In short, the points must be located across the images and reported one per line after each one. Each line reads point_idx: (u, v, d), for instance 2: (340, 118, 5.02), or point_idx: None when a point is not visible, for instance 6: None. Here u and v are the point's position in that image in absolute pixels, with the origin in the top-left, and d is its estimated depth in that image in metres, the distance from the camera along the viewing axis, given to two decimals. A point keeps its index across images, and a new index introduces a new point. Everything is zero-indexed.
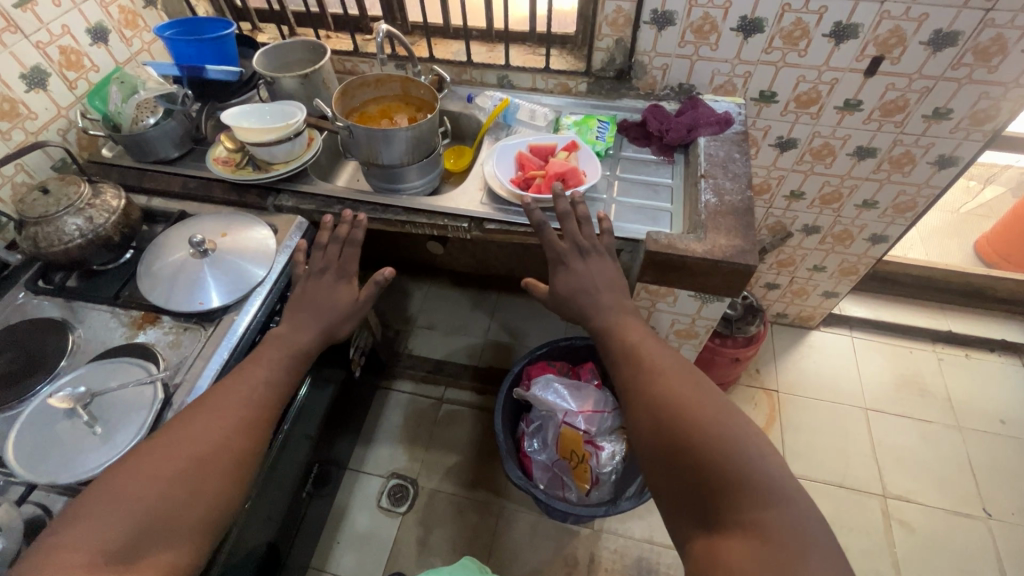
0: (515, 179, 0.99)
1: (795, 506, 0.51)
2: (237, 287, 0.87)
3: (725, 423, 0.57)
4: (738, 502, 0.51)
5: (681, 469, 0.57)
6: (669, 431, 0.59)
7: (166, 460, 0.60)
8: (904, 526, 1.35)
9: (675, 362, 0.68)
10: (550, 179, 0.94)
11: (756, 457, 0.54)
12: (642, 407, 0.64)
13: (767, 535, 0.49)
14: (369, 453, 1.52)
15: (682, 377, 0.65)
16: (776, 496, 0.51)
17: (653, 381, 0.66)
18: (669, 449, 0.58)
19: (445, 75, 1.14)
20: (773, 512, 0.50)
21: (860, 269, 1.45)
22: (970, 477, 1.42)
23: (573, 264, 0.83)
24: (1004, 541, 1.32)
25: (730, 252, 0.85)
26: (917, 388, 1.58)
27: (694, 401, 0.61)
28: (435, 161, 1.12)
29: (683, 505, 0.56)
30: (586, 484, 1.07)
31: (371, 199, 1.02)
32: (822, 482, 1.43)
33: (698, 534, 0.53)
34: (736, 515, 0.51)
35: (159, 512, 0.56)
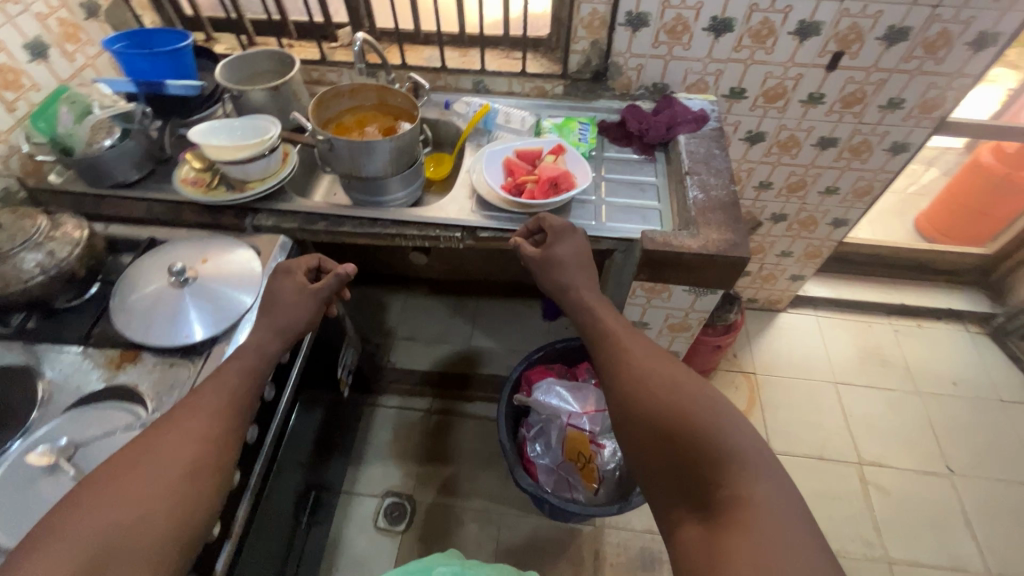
0: (504, 185, 0.98)
1: (773, 478, 0.53)
2: (225, 315, 0.82)
3: (703, 407, 0.60)
4: (721, 479, 0.54)
5: (668, 457, 0.59)
6: (653, 422, 0.62)
7: (152, 467, 0.59)
8: (881, 490, 1.44)
9: (654, 354, 0.71)
10: (543, 185, 0.94)
11: (736, 435, 0.56)
12: (627, 401, 0.66)
13: (751, 508, 0.51)
14: (361, 473, 1.47)
15: (662, 368, 0.68)
16: (756, 469, 0.54)
17: (636, 378, 0.67)
18: (658, 443, 0.60)
19: (422, 82, 1.12)
20: (754, 485, 0.52)
21: (823, 252, 1.53)
22: (931, 437, 1.53)
23: (561, 258, 0.85)
24: (966, 493, 1.43)
25: (724, 246, 0.88)
26: (879, 359, 1.69)
27: (678, 394, 0.63)
28: (417, 171, 1.09)
29: (673, 492, 0.58)
30: (594, 484, 1.07)
31: (357, 213, 0.98)
32: (803, 457, 1.50)
33: (689, 517, 0.55)
34: (720, 493, 0.53)
35: (123, 535, 0.54)
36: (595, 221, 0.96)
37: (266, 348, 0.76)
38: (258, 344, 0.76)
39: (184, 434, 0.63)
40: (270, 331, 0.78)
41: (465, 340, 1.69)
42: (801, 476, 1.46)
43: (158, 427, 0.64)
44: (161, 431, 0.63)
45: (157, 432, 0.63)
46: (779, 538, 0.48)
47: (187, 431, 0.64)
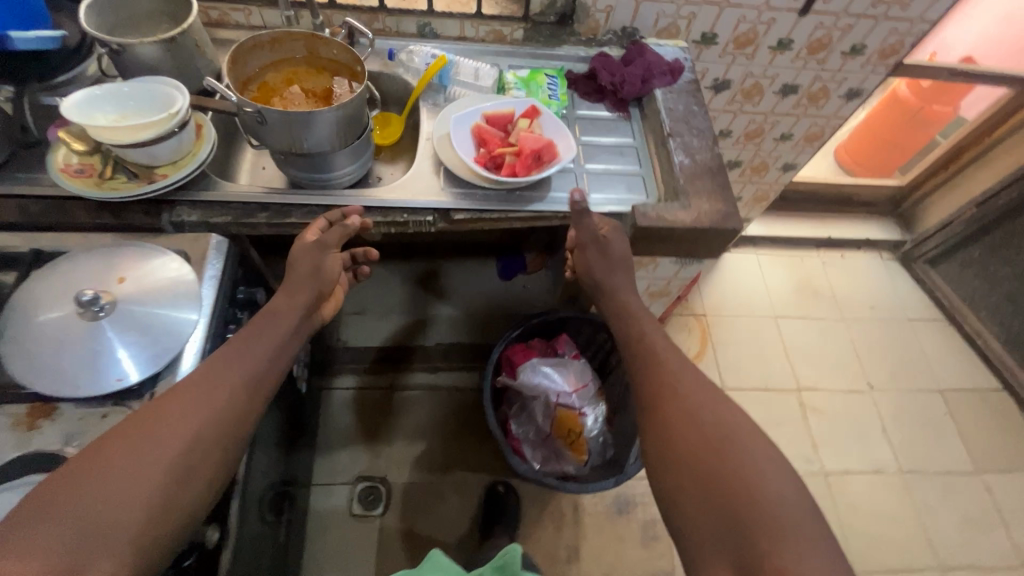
0: (477, 158, 0.86)
1: (814, 550, 0.52)
2: (164, 344, 0.67)
3: (750, 467, 0.58)
4: (763, 543, 0.53)
5: (708, 506, 0.58)
6: (697, 471, 0.61)
7: (159, 437, 0.55)
8: (817, 412, 1.60)
9: (700, 397, 0.68)
10: (527, 159, 0.83)
11: (780, 501, 0.55)
12: (668, 440, 0.66)
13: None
14: (326, 462, 1.39)
15: (704, 412, 0.65)
16: (794, 537, 0.53)
17: (681, 412, 0.67)
18: (702, 481, 0.60)
19: (361, 28, 0.92)
20: (795, 552, 0.52)
21: (770, 196, 1.56)
22: (855, 359, 1.70)
23: (609, 246, 0.84)
24: (883, 405, 1.63)
25: (717, 218, 0.84)
26: (810, 291, 1.82)
27: (727, 437, 0.62)
28: (366, 142, 0.94)
29: (705, 532, 0.57)
30: (584, 456, 1.06)
31: (303, 200, 0.82)
32: (750, 389, 1.62)
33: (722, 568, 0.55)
34: (759, 558, 0.52)
35: (110, 511, 0.49)
36: None
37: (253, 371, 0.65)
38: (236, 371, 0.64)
39: (189, 408, 0.58)
40: (227, 362, 0.64)
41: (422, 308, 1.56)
42: (749, 408, 1.58)
43: (164, 402, 0.59)
44: (166, 406, 0.58)
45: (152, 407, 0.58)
46: None
47: (193, 407, 0.59)
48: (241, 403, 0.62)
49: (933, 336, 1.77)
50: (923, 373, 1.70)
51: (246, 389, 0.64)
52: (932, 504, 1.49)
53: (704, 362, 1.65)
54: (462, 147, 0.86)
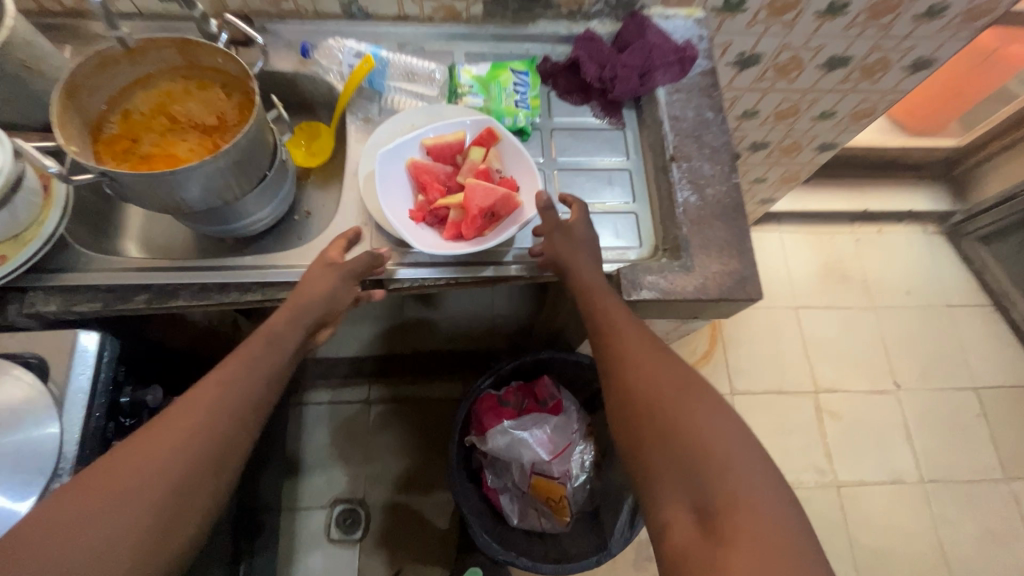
0: (415, 211, 0.67)
1: (771, 485, 0.47)
2: (12, 490, 0.53)
3: (705, 408, 0.51)
4: (718, 481, 0.47)
5: (667, 453, 0.50)
6: (654, 421, 0.52)
7: (152, 460, 0.47)
8: (834, 416, 1.45)
9: (653, 344, 0.58)
10: (477, 221, 0.63)
11: (738, 442, 0.49)
12: (620, 390, 0.56)
13: (745, 516, 0.44)
14: (301, 485, 1.31)
15: (656, 358, 0.57)
16: (753, 470, 0.47)
17: (630, 358, 0.57)
18: (658, 428, 0.51)
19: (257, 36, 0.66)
20: (751, 485, 0.46)
21: (801, 176, 1.30)
22: (883, 355, 1.52)
23: (573, 227, 0.65)
24: (909, 406, 1.48)
25: (729, 284, 0.65)
26: (839, 275, 1.60)
27: (678, 383, 0.54)
28: (280, 175, 0.73)
29: (665, 483, 0.49)
30: (566, 517, 0.94)
31: (193, 274, 0.64)
32: (762, 393, 1.46)
33: (682, 515, 0.48)
34: (717, 494, 0.46)
35: (93, 562, 0.42)
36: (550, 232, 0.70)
37: (249, 394, 0.54)
38: (224, 400, 0.52)
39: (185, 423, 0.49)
40: None
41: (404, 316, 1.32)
42: (759, 414, 1.44)
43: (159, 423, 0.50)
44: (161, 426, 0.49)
45: (145, 432, 0.49)
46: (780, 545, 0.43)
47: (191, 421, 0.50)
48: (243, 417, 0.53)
49: (974, 325, 1.57)
50: (959, 370, 1.52)
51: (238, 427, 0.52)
52: (953, 516, 1.37)
53: (713, 362, 1.49)
54: (391, 196, 0.66)
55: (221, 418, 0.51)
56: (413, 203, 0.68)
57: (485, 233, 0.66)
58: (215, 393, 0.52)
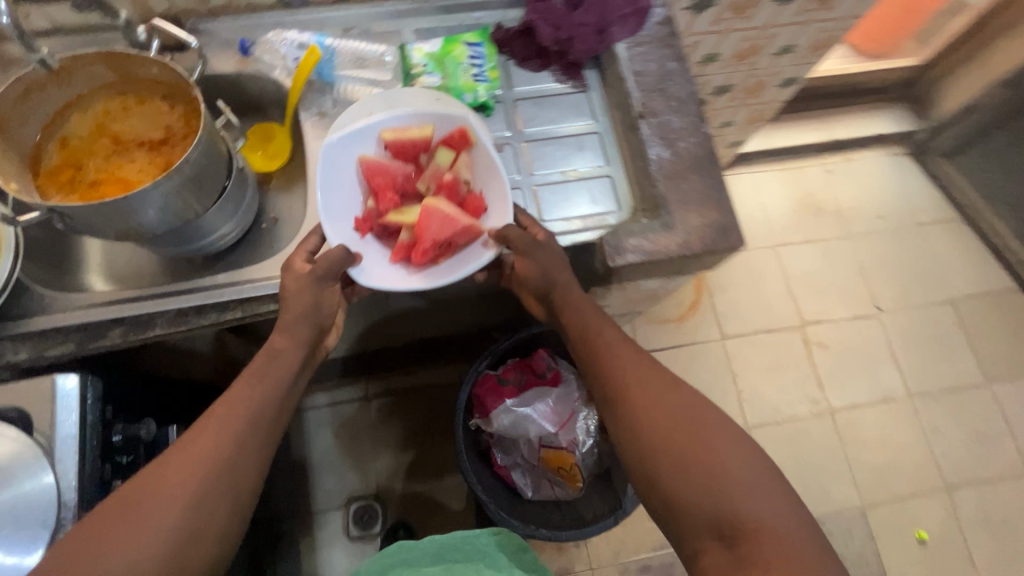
0: (364, 217, 0.66)
1: (782, 505, 0.52)
2: (20, 541, 0.53)
3: (713, 438, 0.55)
4: (738, 503, 0.51)
5: (692, 483, 0.53)
6: (674, 453, 0.55)
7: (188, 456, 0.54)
8: (822, 346, 1.49)
9: (655, 371, 0.61)
10: (428, 253, 0.62)
11: (746, 468, 0.53)
12: (635, 425, 0.58)
13: (766, 539, 0.49)
14: (314, 489, 1.31)
15: (659, 389, 0.60)
16: (763, 489, 0.52)
17: (636, 393, 0.60)
18: (679, 460, 0.54)
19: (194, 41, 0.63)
20: (763, 510, 0.51)
21: (767, 114, 1.30)
22: (863, 280, 1.56)
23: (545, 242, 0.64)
24: (891, 327, 1.52)
25: (711, 238, 0.64)
26: (813, 208, 1.62)
27: (686, 413, 0.57)
28: (240, 185, 0.70)
29: (691, 508, 0.53)
30: (579, 483, 0.95)
31: (169, 298, 0.62)
32: (752, 333, 1.49)
33: (710, 540, 0.51)
34: (737, 521, 0.51)
35: (137, 536, 0.50)
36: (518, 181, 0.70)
37: None
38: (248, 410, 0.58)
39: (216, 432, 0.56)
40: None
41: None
42: (750, 354, 1.47)
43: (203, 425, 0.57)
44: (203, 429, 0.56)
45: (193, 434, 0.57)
46: (803, 555, 0.48)
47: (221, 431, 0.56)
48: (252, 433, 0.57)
49: (946, 240, 1.61)
50: (935, 285, 1.57)
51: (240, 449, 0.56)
52: (941, 425, 1.44)
53: (701, 312, 1.50)
54: (337, 205, 0.64)
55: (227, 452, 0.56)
56: (362, 210, 0.67)
57: (438, 262, 0.65)
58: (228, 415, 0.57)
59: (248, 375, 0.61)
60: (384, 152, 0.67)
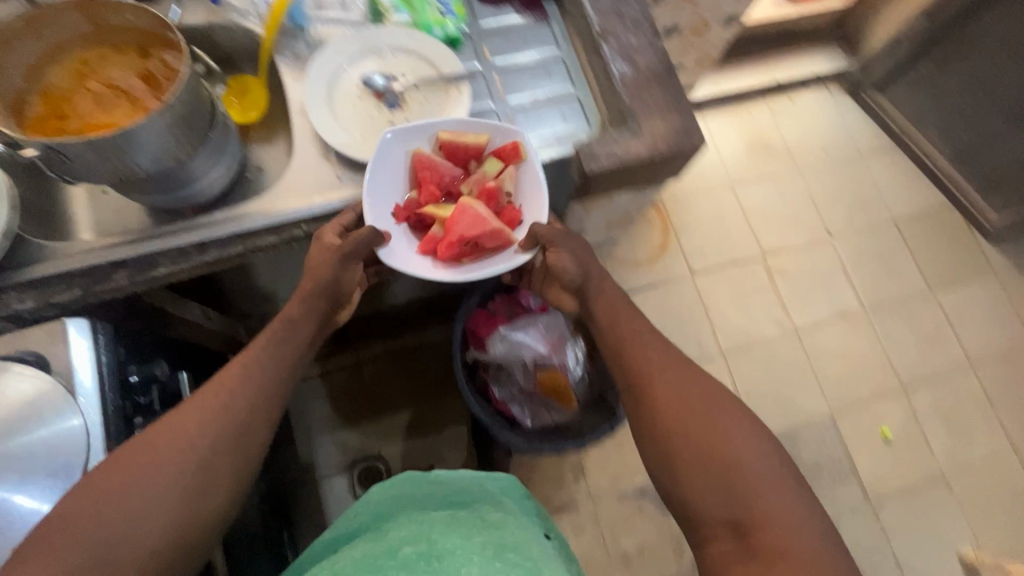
0: (404, 207, 0.70)
1: (793, 501, 0.56)
2: (54, 478, 0.56)
3: (729, 430, 0.61)
4: (751, 494, 0.56)
5: (708, 474, 0.59)
6: (692, 446, 0.60)
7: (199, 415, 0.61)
8: (782, 273, 1.60)
9: (678, 370, 0.68)
10: (453, 249, 0.67)
11: (761, 464, 0.58)
12: (658, 416, 0.65)
13: (774, 532, 0.54)
14: (314, 455, 1.34)
15: (681, 386, 0.66)
16: (773, 485, 0.57)
17: (661, 389, 0.66)
18: (696, 451, 0.60)
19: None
20: (774, 504, 0.56)
21: (713, 55, 1.37)
22: (814, 209, 1.67)
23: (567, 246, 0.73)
24: (843, 249, 1.64)
25: (675, 139, 0.71)
26: (764, 147, 1.72)
27: (705, 409, 0.63)
28: (224, 130, 0.71)
29: (706, 497, 0.58)
30: (573, 402, 1.01)
31: (169, 238, 0.64)
32: (718, 267, 1.58)
33: (721, 528, 0.57)
34: (747, 512, 0.55)
35: (150, 478, 0.56)
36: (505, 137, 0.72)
37: None
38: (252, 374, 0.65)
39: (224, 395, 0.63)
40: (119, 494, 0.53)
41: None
42: (718, 286, 1.57)
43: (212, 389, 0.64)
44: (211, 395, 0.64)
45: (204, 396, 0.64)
46: (805, 546, 0.53)
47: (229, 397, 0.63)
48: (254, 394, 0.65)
49: (884, 167, 1.74)
50: (878, 208, 1.69)
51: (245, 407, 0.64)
52: (894, 332, 1.57)
53: (669, 251, 1.58)
54: (381, 194, 0.68)
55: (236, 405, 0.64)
56: (404, 199, 0.71)
57: (461, 260, 0.69)
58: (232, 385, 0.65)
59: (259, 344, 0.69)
60: (437, 151, 0.71)
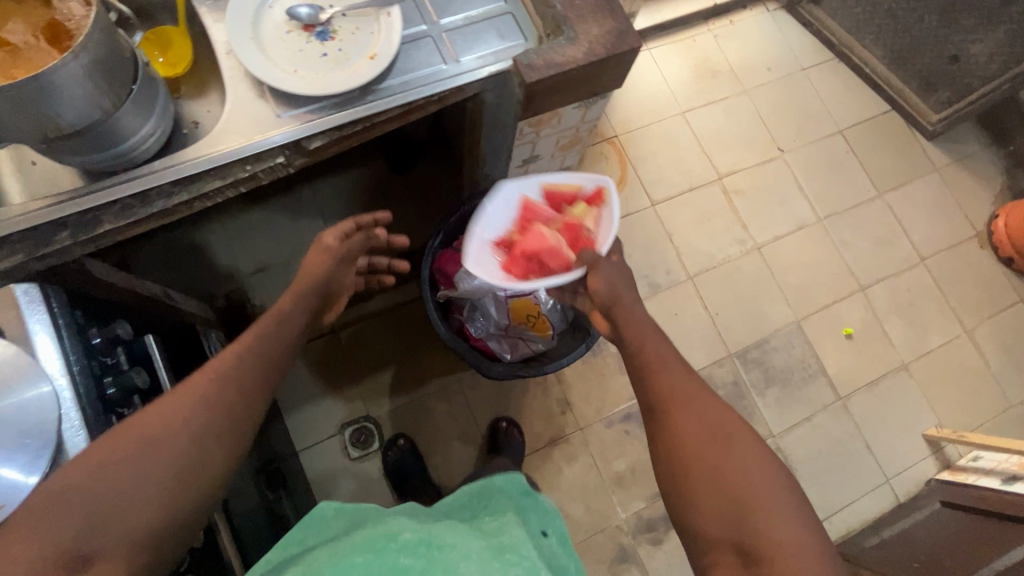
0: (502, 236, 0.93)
1: (806, 536, 0.55)
2: (28, 439, 0.54)
3: (743, 459, 0.60)
4: (760, 524, 0.56)
5: (717, 497, 0.59)
6: (706, 469, 0.60)
7: (197, 392, 0.60)
8: (739, 193, 1.64)
9: (695, 390, 0.67)
10: (519, 262, 0.86)
11: (774, 497, 0.58)
12: (672, 434, 0.65)
13: (782, 564, 0.53)
14: (302, 424, 1.34)
15: (698, 406, 0.66)
16: (790, 526, 0.56)
17: (678, 406, 0.66)
18: (709, 474, 0.60)
19: None
20: (786, 536, 0.55)
21: None
22: (763, 128, 1.71)
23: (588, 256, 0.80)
24: (795, 163, 1.69)
25: (611, 42, 0.71)
26: (709, 72, 1.73)
27: (722, 434, 0.62)
28: (150, 82, 0.68)
29: (713, 519, 0.58)
30: (549, 330, 1.04)
31: (109, 193, 0.62)
32: (678, 195, 1.61)
33: (728, 555, 0.57)
34: (757, 542, 0.55)
35: (150, 455, 0.54)
36: (446, 64, 0.72)
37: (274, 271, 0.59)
38: (247, 354, 0.66)
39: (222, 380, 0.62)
40: (109, 463, 0.52)
41: (312, 240, 1.39)
42: (679, 213, 1.60)
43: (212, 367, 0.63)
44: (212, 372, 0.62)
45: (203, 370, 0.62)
46: None
47: (225, 374, 0.63)
48: (248, 373, 0.64)
49: (826, 79, 1.78)
50: (824, 120, 1.74)
51: (238, 374, 0.63)
52: (849, 237, 1.64)
53: (629, 184, 1.60)
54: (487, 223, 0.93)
55: (236, 393, 0.62)
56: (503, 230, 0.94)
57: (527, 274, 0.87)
58: (233, 361, 0.64)
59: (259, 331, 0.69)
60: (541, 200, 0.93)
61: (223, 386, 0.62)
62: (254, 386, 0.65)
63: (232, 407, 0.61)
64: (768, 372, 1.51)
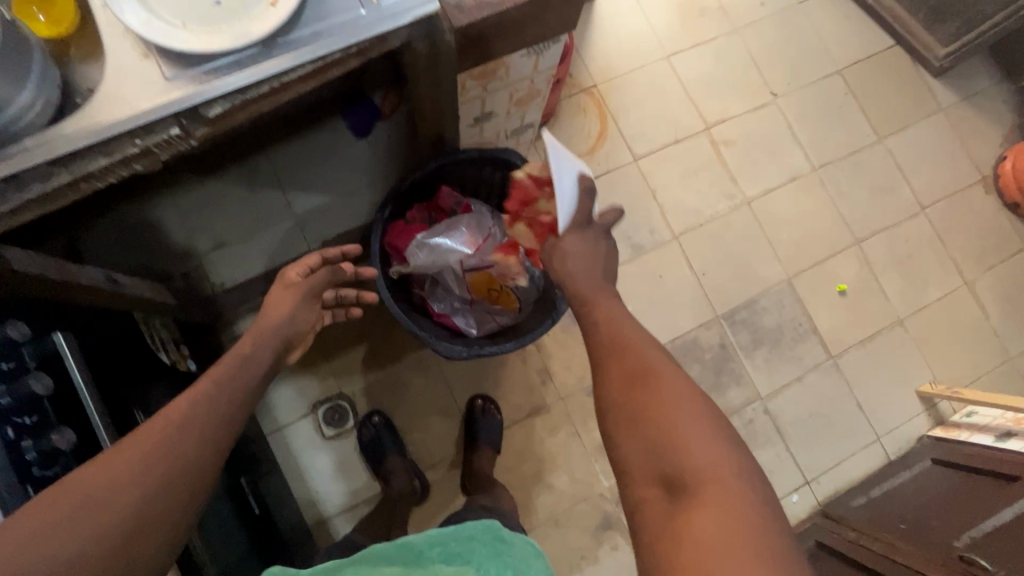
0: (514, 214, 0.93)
1: (730, 468, 0.52)
2: None
3: (675, 397, 0.57)
4: (682, 453, 0.53)
5: (642, 433, 0.56)
6: (636, 406, 0.58)
7: (144, 446, 0.54)
8: (728, 143, 1.53)
9: (641, 340, 0.65)
10: None
11: (705, 432, 0.54)
12: (609, 374, 0.63)
13: (708, 493, 0.50)
14: (271, 407, 1.30)
15: (640, 350, 0.63)
16: (715, 456, 0.53)
17: (620, 349, 0.64)
18: (640, 411, 0.58)
19: None
20: (710, 465, 0.52)
21: None
22: (754, 70, 1.57)
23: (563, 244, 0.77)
24: (789, 108, 1.57)
25: None
26: (695, 10, 1.58)
27: (660, 371, 0.60)
28: (19, 44, 0.57)
29: (639, 453, 0.55)
30: (515, 303, 0.98)
31: None
32: (662, 148, 1.51)
33: (654, 491, 0.53)
34: (683, 472, 0.52)
35: (82, 516, 0.48)
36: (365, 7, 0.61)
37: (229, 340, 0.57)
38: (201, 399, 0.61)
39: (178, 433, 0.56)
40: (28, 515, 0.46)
41: (269, 214, 1.31)
42: (663, 168, 1.50)
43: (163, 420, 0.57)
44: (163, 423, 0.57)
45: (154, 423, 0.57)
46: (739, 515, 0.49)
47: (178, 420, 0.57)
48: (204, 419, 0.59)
49: (824, 13, 1.63)
50: (821, 59, 1.60)
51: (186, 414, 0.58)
52: (845, 187, 1.54)
53: (609, 139, 1.50)
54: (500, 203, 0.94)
55: (190, 433, 0.57)
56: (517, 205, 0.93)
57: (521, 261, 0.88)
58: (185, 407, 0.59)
59: (214, 377, 0.64)
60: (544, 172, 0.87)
61: (170, 433, 0.56)
62: (200, 426, 0.59)
63: (180, 455, 0.55)
64: (756, 332, 1.45)
